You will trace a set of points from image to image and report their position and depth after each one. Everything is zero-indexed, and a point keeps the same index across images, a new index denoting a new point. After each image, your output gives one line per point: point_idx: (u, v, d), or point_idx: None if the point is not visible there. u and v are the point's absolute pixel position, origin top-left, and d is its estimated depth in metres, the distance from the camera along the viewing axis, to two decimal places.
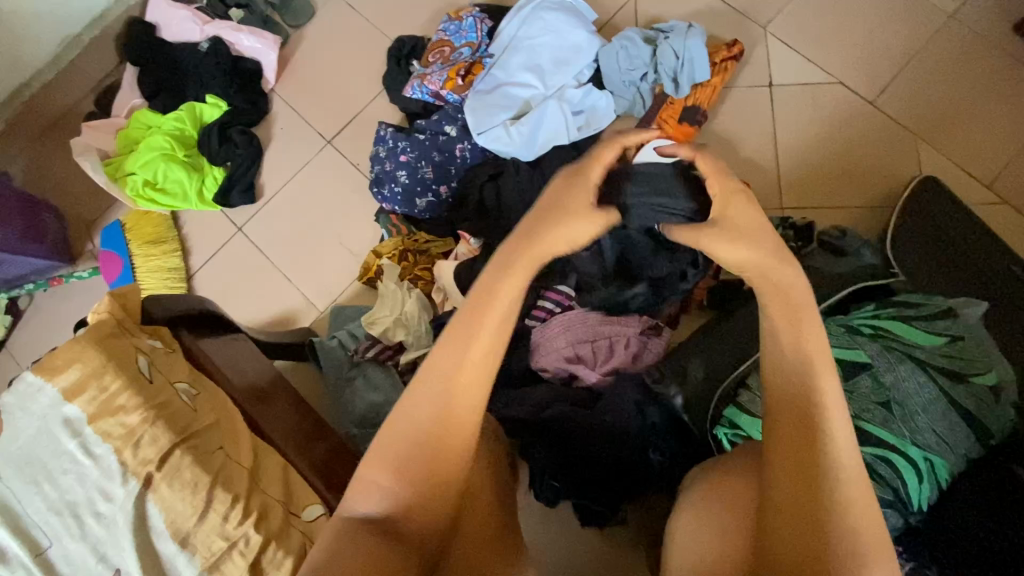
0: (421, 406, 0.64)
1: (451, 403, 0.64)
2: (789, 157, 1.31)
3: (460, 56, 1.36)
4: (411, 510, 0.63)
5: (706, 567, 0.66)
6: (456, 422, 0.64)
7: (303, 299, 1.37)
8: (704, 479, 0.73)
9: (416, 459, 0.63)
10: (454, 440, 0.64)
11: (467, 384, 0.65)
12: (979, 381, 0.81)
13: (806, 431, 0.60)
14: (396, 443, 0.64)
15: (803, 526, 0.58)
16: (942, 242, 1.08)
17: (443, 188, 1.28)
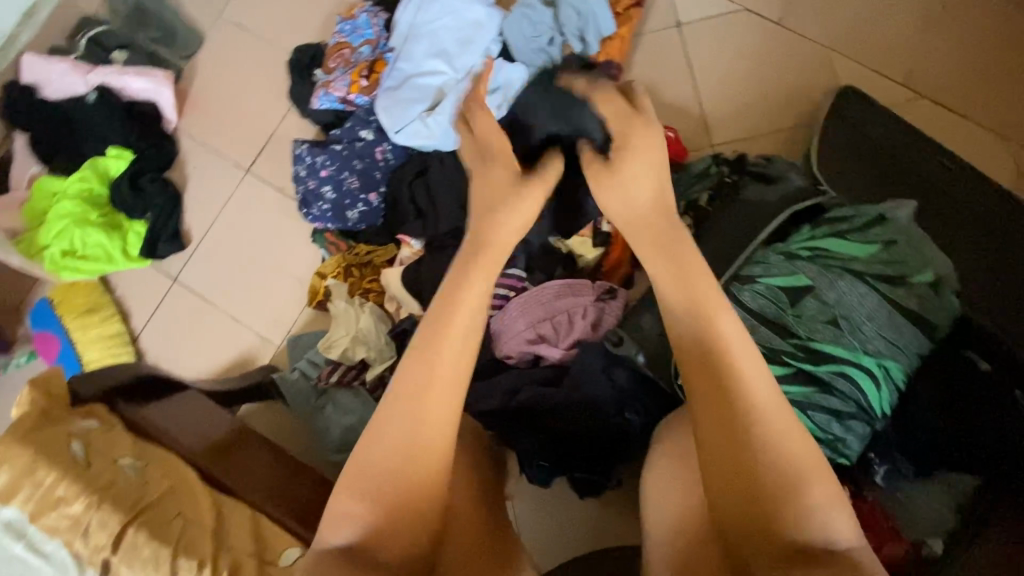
0: (378, 434, 0.64)
1: (427, 419, 0.64)
2: (710, 93, 1.30)
3: (360, 56, 1.31)
4: (394, 538, 0.62)
5: (680, 519, 0.67)
6: (410, 442, 0.63)
7: (257, 337, 1.33)
8: (663, 439, 0.74)
9: (377, 484, 0.62)
10: (412, 461, 0.63)
11: (436, 395, 0.65)
12: (918, 280, 0.82)
13: (707, 373, 0.63)
14: (362, 472, 0.63)
15: (732, 480, 0.60)
16: (870, 146, 1.09)
17: (373, 196, 1.23)
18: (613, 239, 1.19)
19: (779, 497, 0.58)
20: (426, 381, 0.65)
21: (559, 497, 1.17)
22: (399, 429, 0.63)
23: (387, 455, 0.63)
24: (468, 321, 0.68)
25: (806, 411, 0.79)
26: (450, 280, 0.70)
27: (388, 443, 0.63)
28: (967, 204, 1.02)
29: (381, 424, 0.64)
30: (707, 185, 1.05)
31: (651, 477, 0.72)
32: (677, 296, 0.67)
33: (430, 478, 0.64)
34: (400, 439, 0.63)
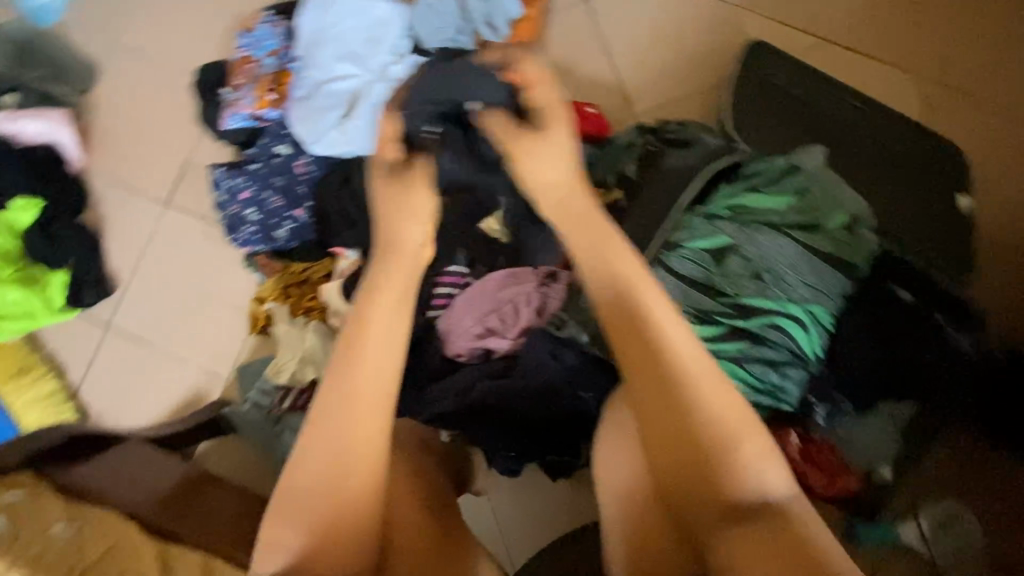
0: (307, 457, 0.65)
1: (352, 436, 0.65)
2: (627, 64, 1.30)
3: (265, 69, 1.27)
4: (331, 554, 0.64)
5: (626, 489, 0.69)
6: (338, 462, 0.64)
7: (204, 373, 1.28)
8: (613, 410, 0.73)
9: (308, 507, 0.64)
10: (342, 480, 0.64)
11: (362, 411, 0.65)
12: (831, 224, 0.85)
13: (642, 348, 0.61)
14: (293, 496, 0.65)
15: (664, 451, 0.61)
16: (785, 97, 1.11)
17: (299, 211, 1.19)
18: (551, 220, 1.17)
19: (709, 462, 0.59)
20: (344, 399, 0.65)
21: (532, 484, 1.18)
22: (323, 449, 0.65)
23: (314, 476, 0.64)
24: (386, 333, 0.67)
25: (742, 365, 0.82)
26: (370, 291, 0.69)
27: (314, 464, 0.64)
28: (875, 141, 1.07)
29: (307, 447, 0.65)
30: (633, 155, 1.01)
31: (602, 455, 0.71)
32: (597, 277, 0.65)
33: (360, 493, 0.65)
34: (325, 457, 0.64)
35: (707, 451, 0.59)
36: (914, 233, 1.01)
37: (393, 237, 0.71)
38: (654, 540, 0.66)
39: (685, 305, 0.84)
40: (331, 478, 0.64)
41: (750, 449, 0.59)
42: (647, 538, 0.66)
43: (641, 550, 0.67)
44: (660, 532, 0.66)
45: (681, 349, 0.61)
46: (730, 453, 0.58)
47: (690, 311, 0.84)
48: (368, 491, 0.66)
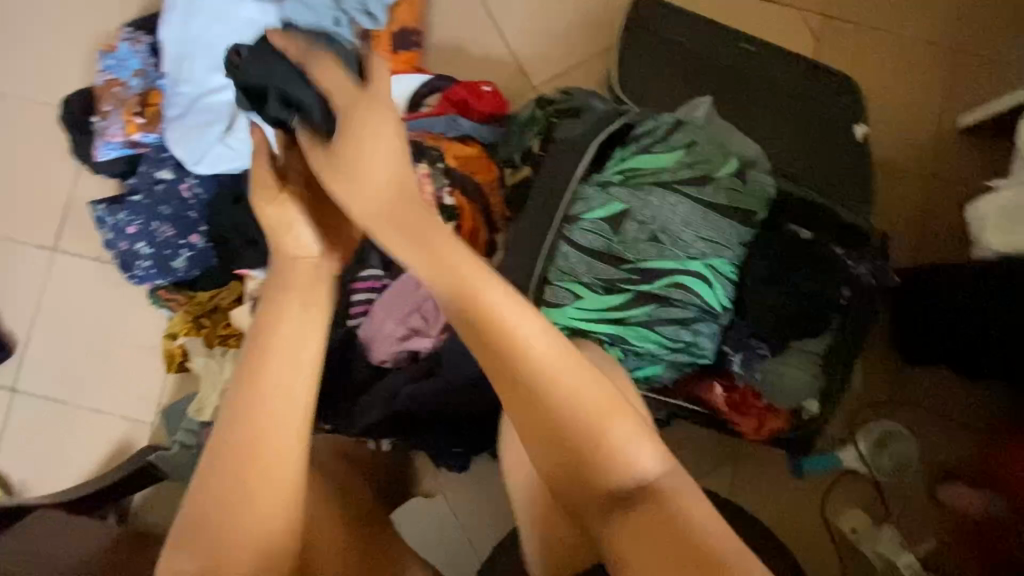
0: (212, 487, 0.57)
1: (256, 461, 0.58)
2: (518, 36, 1.26)
3: (131, 91, 1.18)
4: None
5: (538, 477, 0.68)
6: (248, 490, 0.57)
7: (125, 422, 1.21)
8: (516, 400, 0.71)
9: (215, 540, 0.57)
10: (253, 509, 0.57)
11: (273, 434, 0.58)
12: (722, 174, 0.85)
13: (490, 353, 0.52)
14: (197, 531, 0.57)
15: (540, 446, 0.54)
16: (675, 49, 1.09)
17: (195, 238, 1.12)
18: (461, 209, 1.10)
19: (584, 453, 0.52)
20: (247, 424, 0.58)
21: (483, 480, 1.16)
22: (226, 482, 0.57)
23: (219, 514, 0.57)
24: (291, 344, 0.60)
25: (653, 327, 0.84)
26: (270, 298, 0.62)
27: (216, 500, 0.57)
28: (767, 84, 1.07)
29: (205, 482, 0.58)
30: (536, 130, 1.10)
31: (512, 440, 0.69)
32: (433, 283, 0.52)
33: (276, 522, 0.59)
34: (228, 490, 0.57)
35: (580, 442, 0.53)
36: (811, 170, 1.03)
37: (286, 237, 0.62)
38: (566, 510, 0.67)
39: (592, 276, 0.85)
40: (238, 513, 0.57)
41: (622, 433, 0.52)
42: (550, 514, 0.69)
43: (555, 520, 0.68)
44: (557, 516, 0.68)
45: (538, 352, 0.52)
46: (604, 441, 0.52)
47: (596, 282, 0.84)
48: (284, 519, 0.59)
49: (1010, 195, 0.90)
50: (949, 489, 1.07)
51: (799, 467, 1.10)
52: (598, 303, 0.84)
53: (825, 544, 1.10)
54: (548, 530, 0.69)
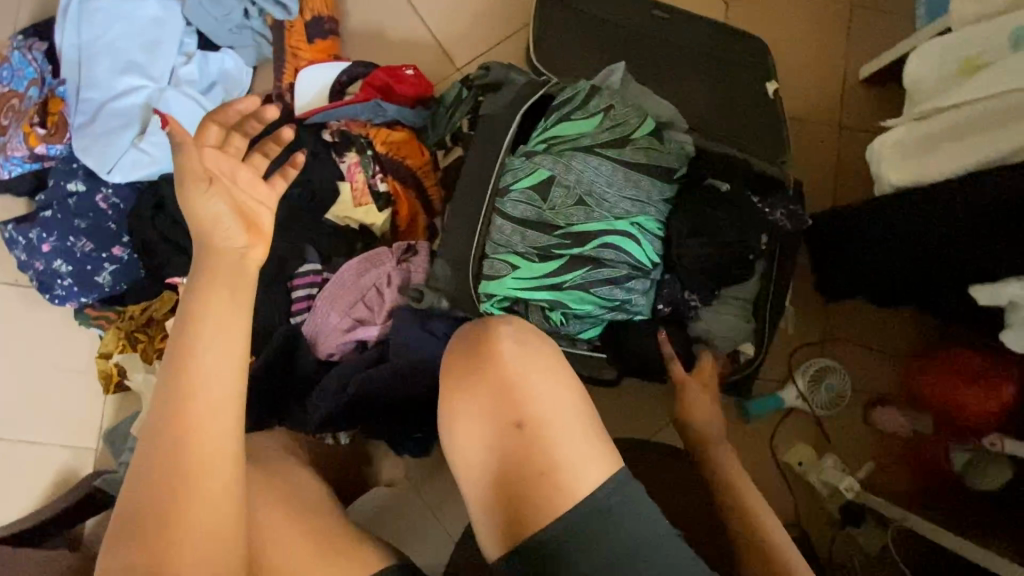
0: (152, 478, 0.59)
1: (189, 450, 0.60)
2: (436, 18, 1.25)
3: (30, 102, 1.11)
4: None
5: (486, 454, 0.62)
6: (189, 479, 0.59)
7: (64, 450, 1.14)
8: (449, 375, 0.66)
9: (151, 533, 0.57)
10: (194, 498, 0.59)
11: (209, 425, 0.61)
12: (639, 135, 0.88)
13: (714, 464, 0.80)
14: (133, 518, 0.58)
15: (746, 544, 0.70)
16: (590, 19, 1.11)
17: (118, 250, 1.08)
18: (395, 194, 1.14)
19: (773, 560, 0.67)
20: (175, 422, 0.60)
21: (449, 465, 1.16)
22: (160, 474, 0.59)
23: (152, 507, 0.58)
24: (210, 334, 0.63)
25: (589, 289, 0.87)
26: (186, 298, 0.65)
27: (147, 494, 0.58)
28: (678, 47, 1.11)
29: (139, 480, 0.59)
30: (464, 111, 1.11)
31: (453, 416, 0.64)
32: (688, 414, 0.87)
33: (217, 506, 0.60)
34: (159, 485, 0.59)
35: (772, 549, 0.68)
36: (727, 127, 1.07)
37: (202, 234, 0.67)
38: (514, 482, 0.60)
39: (526, 245, 0.87)
40: (180, 504, 0.58)
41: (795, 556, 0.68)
42: (507, 499, 0.60)
43: (504, 498, 0.60)
44: (519, 500, 0.60)
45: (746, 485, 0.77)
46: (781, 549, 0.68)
47: (530, 250, 0.87)
48: (224, 506, 0.61)
49: (902, 132, 0.94)
50: (882, 414, 1.15)
51: (745, 411, 1.16)
52: (533, 271, 0.87)
53: (777, 481, 1.16)
54: (501, 515, 0.61)
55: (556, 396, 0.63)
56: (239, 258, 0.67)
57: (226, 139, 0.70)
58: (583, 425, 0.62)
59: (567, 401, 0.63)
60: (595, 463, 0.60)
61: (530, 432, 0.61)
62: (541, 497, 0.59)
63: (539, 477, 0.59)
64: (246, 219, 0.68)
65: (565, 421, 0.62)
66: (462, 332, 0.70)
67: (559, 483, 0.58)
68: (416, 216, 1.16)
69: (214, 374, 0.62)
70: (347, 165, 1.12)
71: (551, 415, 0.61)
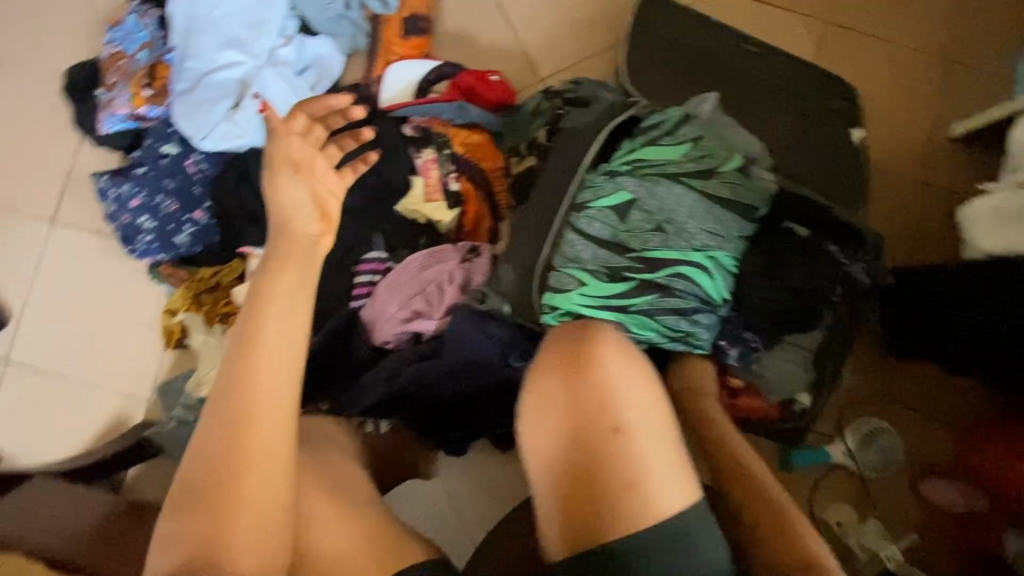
0: (216, 444, 0.62)
1: (250, 424, 0.63)
2: (525, 29, 1.27)
3: (138, 64, 1.18)
4: (246, 549, 0.59)
5: (565, 454, 0.62)
6: (250, 447, 0.62)
7: (119, 395, 1.19)
8: (539, 370, 0.67)
9: (212, 495, 0.60)
10: (251, 467, 0.62)
11: (266, 399, 0.64)
12: (727, 169, 0.87)
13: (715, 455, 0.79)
14: (194, 480, 0.61)
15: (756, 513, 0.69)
16: (682, 48, 1.11)
17: (199, 214, 1.13)
18: (465, 195, 1.16)
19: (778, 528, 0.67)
20: (241, 391, 0.64)
21: (478, 465, 1.17)
22: (223, 440, 0.62)
23: (212, 474, 0.61)
24: (279, 315, 0.68)
25: (653, 316, 0.86)
26: (255, 280, 0.71)
27: (212, 458, 0.62)
28: (767, 87, 1.10)
29: (206, 444, 0.63)
30: (543, 121, 1.12)
31: (540, 410, 0.64)
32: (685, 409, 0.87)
33: (271, 478, 0.63)
34: (223, 452, 0.62)
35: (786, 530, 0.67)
36: (809, 172, 1.05)
37: (280, 226, 0.73)
38: (597, 486, 0.60)
39: (596, 263, 0.87)
40: (237, 472, 0.61)
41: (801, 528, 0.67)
42: (580, 503, 0.61)
43: (579, 501, 0.60)
44: (590, 508, 0.60)
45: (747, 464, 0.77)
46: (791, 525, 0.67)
47: (600, 269, 0.86)
48: (276, 480, 0.63)
49: (998, 199, 0.97)
50: (932, 486, 1.11)
51: (788, 460, 1.13)
52: (600, 290, 0.86)
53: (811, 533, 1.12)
54: (569, 516, 0.61)
55: (654, 412, 0.63)
56: (311, 244, 0.73)
57: (310, 129, 0.75)
58: (674, 447, 0.62)
59: (661, 419, 0.63)
60: (678, 486, 0.60)
61: (628, 437, 0.61)
62: (623, 506, 0.59)
63: (624, 488, 0.59)
64: (320, 209, 0.74)
65: (658, 439, 0.62)
66: (563, 329, 0.70)
67: (643, 496, 0.59)
68: (483, 217, 1.18)
69: (283, 348, 0.67)
70: (421, 159, 1.15)
71: (649, 428, 0.62)
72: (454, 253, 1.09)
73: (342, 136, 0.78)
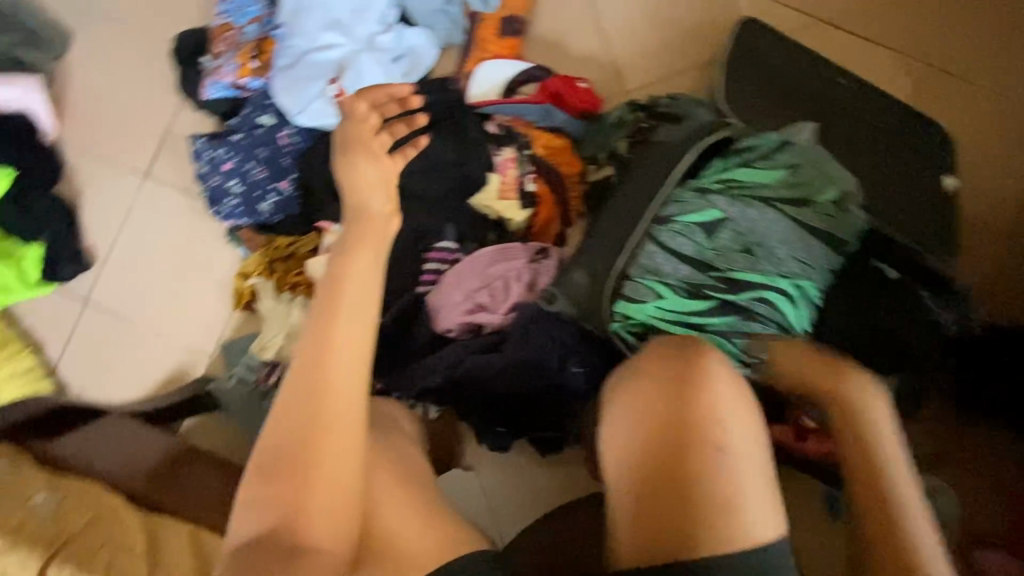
0: (293, 418, 0.63)
1: (326, 399, 0.63)
2: (617, 40, 1.28)
3: (246, 36, 1.23)
4: (325, 522, 0.61)
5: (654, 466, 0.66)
6: (326, 422, 0.63)
7: (186, 349, 1.24)
8: (633, 383, 0.71)
9: (290, 467, 0.62)
10: (324, 442, 0.62)
11: (337, 377, 0.64)
12: (822, 199, 0.88)
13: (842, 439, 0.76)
14: (272, 452, 0.63)
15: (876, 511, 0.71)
16: (778, 75, 1.11)
17: (284, 184, 1.17)
18: (540, 197, 1.17)
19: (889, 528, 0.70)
20: (319, 365, 0.64)
21: (518, 466, 1.17)
22: (300, 414, 0.63)
23: (288, 449, 0.63)
24: (354, 294, 0.68)
25: (730, 338, 0.87)
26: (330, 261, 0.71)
27: (292, 430, 0.63)
28: (862, 122, 1.08)
29: (283, 417, 0.64)
30: (625, 132, 1.13)
31: (633, 421, 0.69)
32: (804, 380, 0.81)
33: (344, 454, 0.63)
34: (300, 426, 0.63)
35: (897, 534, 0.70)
36: (898, 211, 1.03)
37: (358, 211, 0.74)
38: (683, 503, 0.64)
39: (677, 279, 0.88)
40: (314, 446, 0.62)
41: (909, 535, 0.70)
42: (667, 516, 0.64)
43: (666, 513, 0.64)
44: (680, 522, 0.63)
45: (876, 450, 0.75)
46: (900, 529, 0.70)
47: (681, 285, 0.88)
48: (351, 456, 0.64)
49: None
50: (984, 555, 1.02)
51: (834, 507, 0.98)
52: (679, 305, 0.88)
53: None
54: (654, 527, 0.64)
55: (745, 436, 0.66)
56: (384, 227, 0.74)
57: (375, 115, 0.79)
58: (762, 472, 0.66)
59: (752, 443, 0.66)
60: (765, 510, 0.64)
61: (727, 457, 0.64)
62: (713, 524, 0.62)
63: (714, 506, 0.63)
64: (390, 191, 0.76)
65: (749, 463, 0.65)
66: (661, 345, 0.74)
67: (733, 516, 0.62)
68: (553, 220, 1.18)
69: (355, 326, 0.67)
70: (501, 155, 1.16)
71: (742, 451, 0.65)
72: (522, 252, 1.10)
73: (394, 121, 0.81)
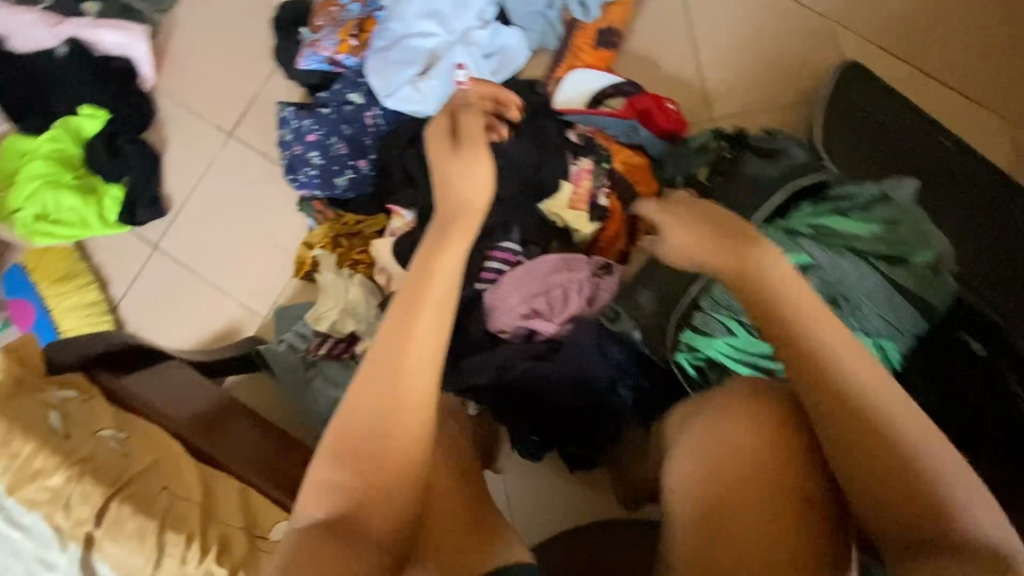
0: (368, 404, 0.63)
1: (401, 390, 0.63)
2: (711, 66, 1.26)
3: (349, 15, 1.26)
4: (388, 510, 0.62)
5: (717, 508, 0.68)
6: (399, 412, 0.63)
7: (242, 307, 1.27)
8: (704, 426, 0.73)
9: (359, 449, 0.62)
10: (394, 430, 0.63)
11: (413, 367, 0.64)
12: (919, 261, 0.84)
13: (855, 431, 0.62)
14: (342, 433, 0.63)
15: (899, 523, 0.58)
16: (879, 125, 1.07)
17: (363, 162, 1.19)
18: (611, 212, 1.16)
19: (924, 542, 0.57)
20: (400, 353, 0.64)
21: (545, 478, 1.16)
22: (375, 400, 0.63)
23: (359, 434, 0.63)
24: (439, 287, 0.68)
25: None
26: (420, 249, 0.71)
27: (366, 416, 0.63)
28: (965, 188, 1.03)
29: (358, 401, 0.64)
30: (706, 160, 1.08)
31: (701, 463, 0.71)
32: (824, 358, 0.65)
33: (412, 444, 0.64)
34: (374, 413, 0.63)
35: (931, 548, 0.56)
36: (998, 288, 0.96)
37: (454, 206, 0.73)
38: (741, 552, 0.64)
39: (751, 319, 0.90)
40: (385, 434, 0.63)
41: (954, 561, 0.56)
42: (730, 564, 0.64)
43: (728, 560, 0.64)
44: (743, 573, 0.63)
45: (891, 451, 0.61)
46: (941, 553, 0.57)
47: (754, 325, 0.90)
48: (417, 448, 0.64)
49: None
50: None
51: None
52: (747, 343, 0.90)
53: None
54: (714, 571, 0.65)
55: (821, 494, 0.65)
56: (476, 214, 0.73)
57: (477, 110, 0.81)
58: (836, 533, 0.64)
59: (827, 503, 0.65)
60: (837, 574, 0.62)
61: (797, 513, 0.64)
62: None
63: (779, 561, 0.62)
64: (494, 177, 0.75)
65: (825, 524, 0.64)
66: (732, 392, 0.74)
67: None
68: (619, 236, 1.17)
69: (437, 320, 0.67)
70: (580, 163, 1.15)
71: (813, 509, 0.65)
72: (586, 265, 1.09)
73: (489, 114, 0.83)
